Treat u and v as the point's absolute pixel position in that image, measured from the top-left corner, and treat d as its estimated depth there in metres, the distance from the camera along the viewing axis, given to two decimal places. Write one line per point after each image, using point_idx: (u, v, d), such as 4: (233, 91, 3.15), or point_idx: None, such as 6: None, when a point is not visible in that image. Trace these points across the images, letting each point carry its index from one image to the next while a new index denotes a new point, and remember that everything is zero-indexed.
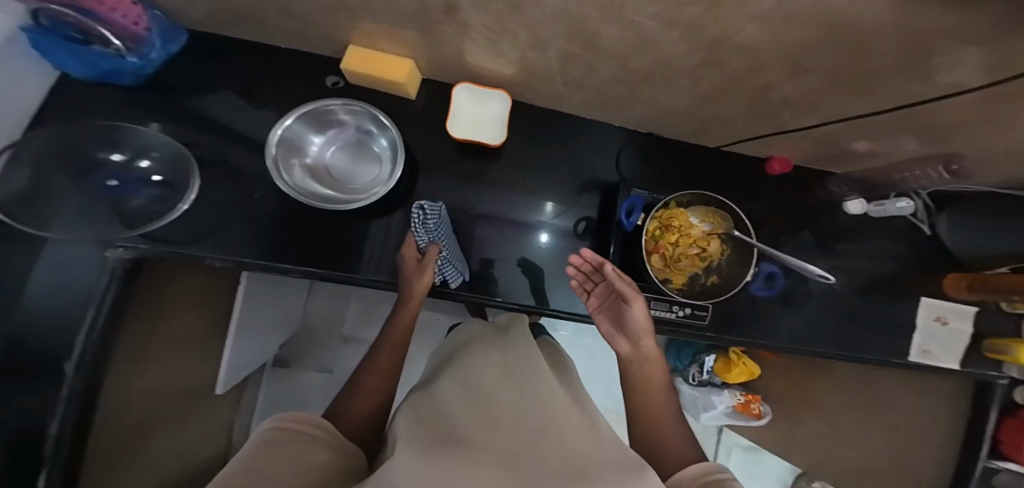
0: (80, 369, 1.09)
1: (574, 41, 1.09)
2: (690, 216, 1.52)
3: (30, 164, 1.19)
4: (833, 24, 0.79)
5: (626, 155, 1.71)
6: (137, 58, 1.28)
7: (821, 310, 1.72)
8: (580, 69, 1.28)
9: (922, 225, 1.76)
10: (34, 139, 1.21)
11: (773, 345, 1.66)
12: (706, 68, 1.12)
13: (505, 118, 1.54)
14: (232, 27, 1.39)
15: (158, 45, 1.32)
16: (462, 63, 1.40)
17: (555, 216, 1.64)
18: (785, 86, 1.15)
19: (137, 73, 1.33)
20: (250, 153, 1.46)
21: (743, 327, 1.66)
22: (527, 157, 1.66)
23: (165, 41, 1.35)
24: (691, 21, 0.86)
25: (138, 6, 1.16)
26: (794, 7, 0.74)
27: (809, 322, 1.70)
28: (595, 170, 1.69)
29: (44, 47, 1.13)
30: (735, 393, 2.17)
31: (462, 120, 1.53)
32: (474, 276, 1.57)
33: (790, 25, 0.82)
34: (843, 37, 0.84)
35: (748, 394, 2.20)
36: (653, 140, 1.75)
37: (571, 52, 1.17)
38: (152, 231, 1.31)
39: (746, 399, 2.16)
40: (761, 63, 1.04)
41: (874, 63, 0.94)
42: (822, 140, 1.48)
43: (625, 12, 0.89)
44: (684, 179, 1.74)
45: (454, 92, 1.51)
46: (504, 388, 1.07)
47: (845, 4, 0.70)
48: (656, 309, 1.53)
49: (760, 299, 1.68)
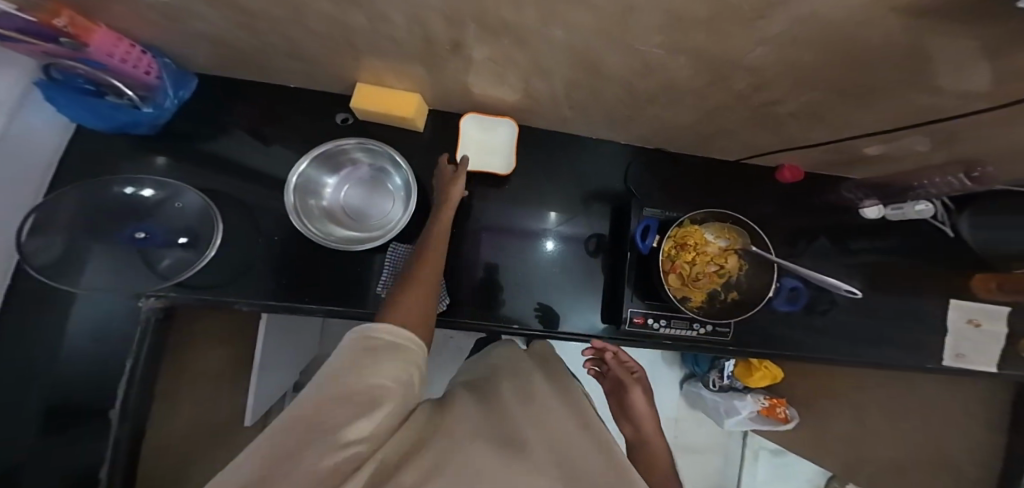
0: (123, 418, 1.15)
1: (578, 70, 1.11)
2: (706, 233, 1.49)
3: (65, 223, 1.25)
4: (843, 44, 0.79)
5: (635, 172, 1.71)
6: (151, 108, 1.32)
7: (844, 317, 1.68)
8: (583, 94, 1.29)
9: (944, 227, 1.73)
10: (69, 196, 1.28)
11: (797, 357, 1.62)
12: (712, 88, 1.12)
13: (512, 143, 1.58)
14: (242, 72, 1.43)
15: (170, 93, 1.36)
16: (466, 94, 1.42)
17: (560, 224, 1.64)
18: (794, 100, 1.15)
19: (152, 122, 1.37)
20: (263, 191, 1.48)
21: (766, 341, 1.62)
22: (535, 179, 1.66)
23: (176, 88, 1.39)
24: (697, 47, 0.87)
25: (147, 55, 1.20)
26: (804, 31, 0.73)
27: (833, 331, 1.66)
28: (603, 188, 1.69)
29: (60, 103, 1.15)
30: (758, 397, 2.20)
31: (471, 148, 1.57)
32: (488, 303, 1.54)
33: (799, 47, 0.82)
34: (853, 56, 0.84)
35: (772, 398, 2.20)
36: (658, 154, 1.75)
37: (575, 80, 1.18)
38: (181, 279, 1.33)
39: (771, 402, 2.19)
40: (768, 81, 1.03)
41: (885, 77, 0.93)
42: (834, 148, 1.46)
43: (631, 42, 0.90)
44: (693, 191, 1.74)
45: (461, 122, 1.55)
46: (529, 397, 1.08)
47: (856, 28, 0.69)
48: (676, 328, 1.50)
49: (781, 313, 1.65)
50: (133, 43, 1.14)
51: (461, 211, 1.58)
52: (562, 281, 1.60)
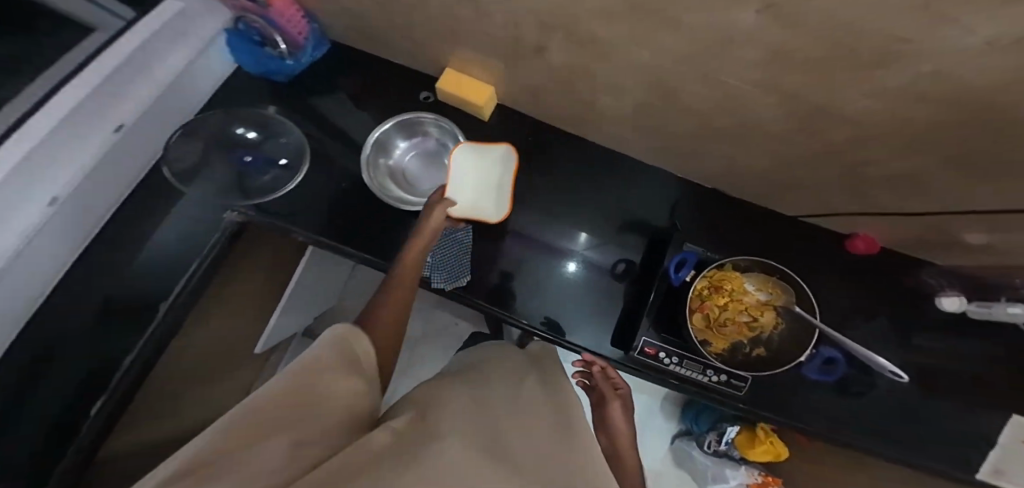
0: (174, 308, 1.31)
1: (655, 93, 1.15)
2: (746, 282, 1.46)
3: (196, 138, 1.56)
4: (958, 109, 0.75)
5: (682, 208, 1.69)
6: (293, 61, 1.60)
7: (884, 407, 1.53)
8: (658, 118, 1.32)
9: None
10: (205, 119, 1.59)
11: (811, 430, 1.51)
12: (800, 132, 1.09)
13: (509, 175, 1.54)
14: (357, 41, 1.62)
15: (309, 52, 1.63)
16: (543, 98, 1.50)
17: (587, 248, 1.66)
18: (888, 161, 1.08)
19: (289, 74, 1.65)
20: (345, 146, 1.65)
21: (784, 408, 1.52)
22: (582, 192, 1.70)
23: (314, 50, 1.65)
24: (792, 86, 0.87)
25: (303, 18, 1.52)
26: (917, 86, 0.71)
27: (865, 416, 1.52)
28: (648, 215, 1.68)
29: (235, 44, 1.54)
30: (751, 472, 2.14)
31: (463, 194, 1.48)
32: (498, 291, 1.59)
33: (911, 103, 0.79)
34: (970, 123, 0.78)
35: (766, 476, 2.13)
36: (712, 194, 1.71)
37: (650, 103, 1.22)
38: (263, 203, 1.53)
39: (763, 479, 2.11)
40: (866, 134, 0.99)
41: (1001, 154, 0.86)
42: (923, 222, 1.34)
43: (718, 72, 0.92)
44: (741, 240, 1.68)
45: (454, 155, 1.51)
46: (508, 406, 1.06)
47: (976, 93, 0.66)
48: (689, 370, 1.47)
49: (811, 382, 1.55)
50: (298, 10, 1.49)
51: (509, 205, 1.67)
52: (587, 296, 1.61)
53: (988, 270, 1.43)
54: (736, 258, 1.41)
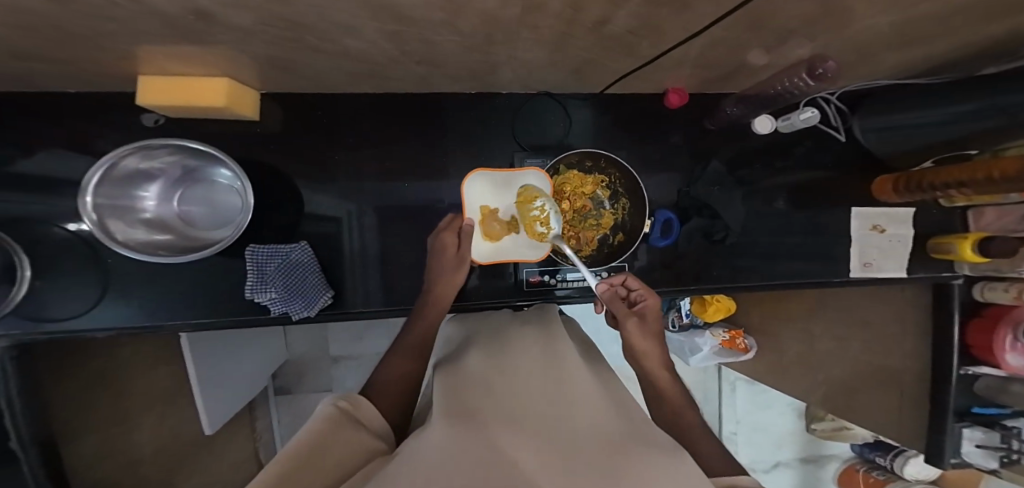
0: None
1: (714, 22, 0.35)
2: (616, 135, 0.65)
3: None
4: None
5: (615, 120, 0.65)
6: None
7: (926, 134, 0.52)
8: (661, 35, 0.38)
9: (832, 130, 0.69)
10: None
11: (762, 252, 0.67)
12: (556, 16, 0.32)
13: None
14: (321, 88, 0.50)
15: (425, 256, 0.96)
16: (622, 71, 0.50)
17: None
18: (714, 32, 0.38)
19: None
20: None
21: (763, 188, 0.68)
22: (516, 120, 0.62)
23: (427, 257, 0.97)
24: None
25: None
26: None
27: (915, 138, 0.55)
28: (555, 140, 0.63)
29: None
30: (718, 330, 1.04)
31: None
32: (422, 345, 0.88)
33: None
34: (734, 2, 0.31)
35: (732, 328, 1.06)
36: (639, 115, 0.65)
37: (736, 28, 0.37)
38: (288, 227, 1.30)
39: (731, 335, 1.04)
40: None
41: None
42: (785, 35, 0.41)
43: None
44: (635, 160, 0.65)
45: None
46: (526, 417, 0.34)
47: None
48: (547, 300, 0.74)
49: (717, 230, 0.65)
50: None
51: None
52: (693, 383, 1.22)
53: (783, 148, 0.68)
54: (570, 156, 0.58)
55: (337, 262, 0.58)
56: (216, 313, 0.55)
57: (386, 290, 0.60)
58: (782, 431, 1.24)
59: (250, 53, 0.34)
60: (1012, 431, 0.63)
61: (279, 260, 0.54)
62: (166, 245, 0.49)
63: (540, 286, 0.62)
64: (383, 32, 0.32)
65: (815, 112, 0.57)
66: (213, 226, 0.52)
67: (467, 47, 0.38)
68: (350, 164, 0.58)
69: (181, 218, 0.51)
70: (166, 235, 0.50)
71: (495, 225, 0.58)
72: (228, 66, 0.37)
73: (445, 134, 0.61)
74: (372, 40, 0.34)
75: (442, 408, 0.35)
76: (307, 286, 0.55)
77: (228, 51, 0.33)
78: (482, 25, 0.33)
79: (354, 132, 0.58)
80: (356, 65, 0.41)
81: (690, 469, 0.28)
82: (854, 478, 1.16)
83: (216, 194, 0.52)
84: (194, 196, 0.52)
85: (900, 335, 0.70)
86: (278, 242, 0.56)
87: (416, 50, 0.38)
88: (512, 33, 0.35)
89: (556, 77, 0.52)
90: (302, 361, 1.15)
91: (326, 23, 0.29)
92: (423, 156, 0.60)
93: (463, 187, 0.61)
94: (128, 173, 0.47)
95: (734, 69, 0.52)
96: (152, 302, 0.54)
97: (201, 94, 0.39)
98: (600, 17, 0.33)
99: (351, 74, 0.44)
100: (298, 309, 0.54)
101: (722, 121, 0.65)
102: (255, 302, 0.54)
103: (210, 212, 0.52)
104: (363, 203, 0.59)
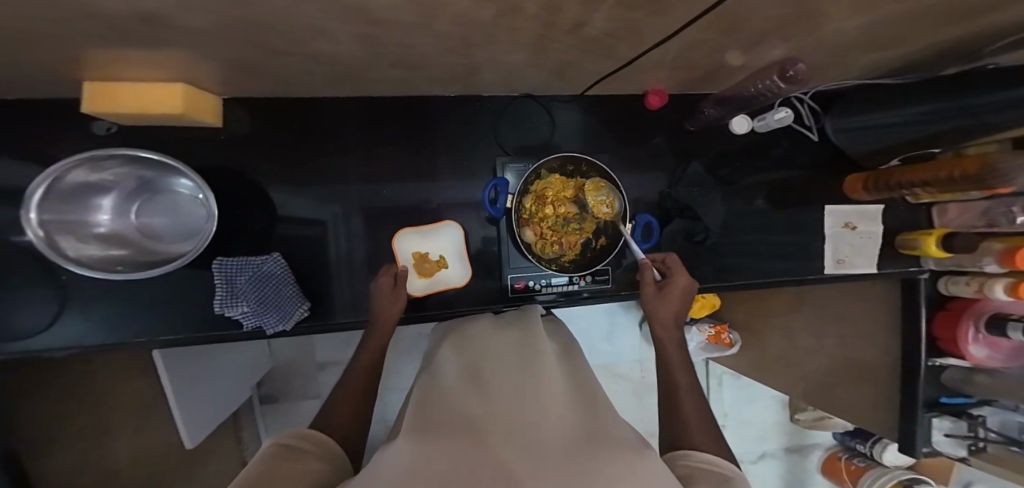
0: None
1: (691, 25, 0.35)
2: (597, 136, 0.65)
3: None
4: None
5: (596, 122, 0.65)
6: None
7: (897, 133, 0.54)
8: (639, 38, 0.38)
9: (806, 130, 0.70)
10: None
11: (743, 250, 0.68)
12: (533, 19, 0.32)
13: None
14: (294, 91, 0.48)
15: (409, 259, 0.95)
16: (602, 73, 0.50)
17: None
18: (690, 34, 0.38)
19: None
20: None
21: (742, 187, 0.69)
22: (497, 122, 0.61)
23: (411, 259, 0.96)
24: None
25: None
26: None
27: (887, 136, 0.56)
28: (536, 142, 0.63)
29: None
30: (703, 325, 1.05)
31: None
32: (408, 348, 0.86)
33: None
34: (711, 5, 0.31)
35: (717, 324, 1.07)
36: (619, 116, 0.65)
37: (713, 31, 0.38)
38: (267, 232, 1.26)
39: (715, 330, 1.05)
40: None
41: None
42: (759, 37, 0.41)
43: None
44: (616, 161, 0.65)
45: None
46: (496, 426, 0.34)
47: None
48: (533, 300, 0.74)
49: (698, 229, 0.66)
50: None
51: None
52: None
53: (760, 147, 0.70)
54: (551, 161, 0.56)
55: (315, 270, 0.57)
56: (188, 327, 0.53)
57: (366, 297, 0.58)
58: (767, 423, 1.27)
59: (213, 56, 0.32)
60: (978, 419, 0.64)
61: (251, 272, 0.52)
62: (124, 261, 0.47)
63: (525, 292, 0.62)
64: (355, 35, 0.31)
65: (789, 112, 0.58)
66: (176, 238, 0.50)
67: (442, 50, 0.37)
68: (326, 169, 0.56)
69: (140, 231, 0.49)
70: (123, 250, 0.47)
71: (428, 265, 0.58)
72: (191, 70, 0.35)
73: (425, 137, 0.59)
74: (343, 43, 0.33)
75: (416, 428, 0.34)
76: (282, 298, 0.53)
77: (188, 54, 0.31)
78: (457, 29, 0.32)
79: (330, 136, 0.56)
80: (329, 69, 0.40)
81: (653, 469, 0.28)
82: (837, 468, 1.16)
83: (178, 204, 0.50)
84: (154, 207, 0.50)
85: (875, 328, 0.73)
86: (249, 254, 0.54)
87: (390, 53, 0.37)
88: (489, 36, 0.35)
89: (536, 80, 0.51)
90: (287, 367, 1.10)
91: (292, 26, 0.28)
92: (402, 159, 0.59)
93: (444, 191, 0.60)
94: (77, 186, 0.44)
95: (712, 70, 0.52)
96: (118, 318, 0.52)
97: (156, 99, 0.37)
98: (577, 19, 0.32)
99: (324, 78, 0.43)
100: (272, 323, 0.51)
101: (701, 122, 0.66)
102: (226, 317, 0.52)
103: (172, 223, 0.50)
104: (341, 208, 0.57)
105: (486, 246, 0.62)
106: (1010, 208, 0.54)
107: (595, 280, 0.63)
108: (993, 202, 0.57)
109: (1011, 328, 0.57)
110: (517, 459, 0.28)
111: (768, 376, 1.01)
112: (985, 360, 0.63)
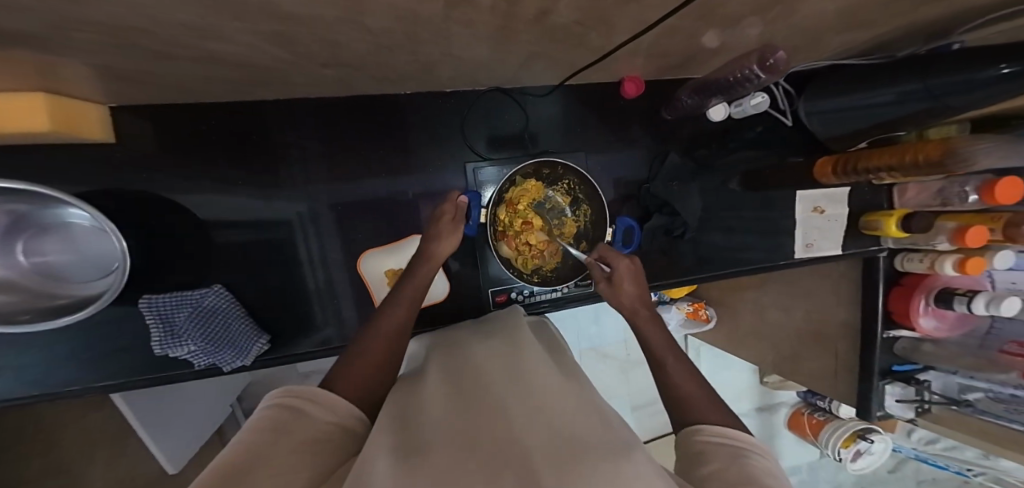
0: None
1: (668, 12, 0.31)
2: (572, 129, 0.60)
3: None
4: None
5: (569, 112, 0.60)
6: None
7: (870, 114, 0.52)
8: (610, 26, 0.34)
9: (781, 115, 0.69)
10: None
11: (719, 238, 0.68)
12: (486, 11, 0.26)
13: None
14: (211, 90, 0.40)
15: None
16: (571, 62, 0.46)
17: None
18: (665, 21, 0.34)
19: None
20: None
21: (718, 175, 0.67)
22: (463, 118, 0.56)
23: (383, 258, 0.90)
24: None
25: None
26: None
27: (857, 120, 0.55)
28: (507, 137, 0.58)
29: None
30: (681, 303, 1.07)
31: None
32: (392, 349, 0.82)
33: None
34: None
35: (694, 301, 1.09)
36: (594, 106, 0.61)
37: (691, 16, 0.33)
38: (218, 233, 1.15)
39: (693, 307, 1.07)
40: None
41: None
42: (738, 22, 0.38)
43: None
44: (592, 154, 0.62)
45: None
46: (463, 430, 0.27)
47: None
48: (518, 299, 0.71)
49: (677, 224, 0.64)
50: None
51: None
52: None
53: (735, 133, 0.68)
54: (524, 168, 0.52)
55: (270, 295, 0.51)
56: (124, 368, 0.47)
57: (331, 320, 0.53)
58: (738, 387, 1.34)
59: (80, 63, 0.25)
60: (924, 384, 0.69)
61: (190, 308, 0.46)
62: (28, 310, 0.40)
63: (508, 303, 0.60)
64: (267, 35, 0.25)
65: (762, 96, 0.56)
66: (89, 276, 0.44)
67: (383, 47, 0.31)
68: (267, 181, 0.49)
69: (34, 271, 0.41)
70: (15, 298, 0.39)
71: None
72: (57, 77, 0.28)
73: (382, 137, 0.53)
74: (254, 44, 0.26)
75: (378, 426, 0.29)
76: (233, 333, 0.47)
77: (42, 63, 0.24)
78: (396, 24, 0.27)
79: (268, 141, 0.49)
80: (247, 68, 0.33)
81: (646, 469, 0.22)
82: (800, 422, 1.22)
83: (78, 237, 0.43)
84: (45, 242, 0.42)
85: (840, 304, 0.75)
86: (183, 289, 0.48)
87: (318, 51, 0.30)
88: (437, 30, 0.29)
89: (500, 71, 0.46)
90: None
91: (171, 28, 0.22)
92: (358, 162, 0.53)
93: (407, 195, 0.55)
94: None
95: (688, 55, 0.49)
96: (35, 368, 0.45)
97: (9, 114, 0.30)
98: (540, 9, 0.27)
99: (243, 77, 0.36)
100: (228, 360, 0.47)
101: (679, 111, 0.63)
102: (171, 360, 0.47)
103: (77, 259, 0.43)
104: (291, 222, 0.51)
105: (460, 255, 0.58)
106: (964, 187, 0.55)
107: (579, 285, 0.61)
108: (948, 181, 0.58)
109: (956, 301, 0.61)
110: (478, 462, 0.22)
111: (741, 349, 1.05)
112: (934, 331, 0.68)
